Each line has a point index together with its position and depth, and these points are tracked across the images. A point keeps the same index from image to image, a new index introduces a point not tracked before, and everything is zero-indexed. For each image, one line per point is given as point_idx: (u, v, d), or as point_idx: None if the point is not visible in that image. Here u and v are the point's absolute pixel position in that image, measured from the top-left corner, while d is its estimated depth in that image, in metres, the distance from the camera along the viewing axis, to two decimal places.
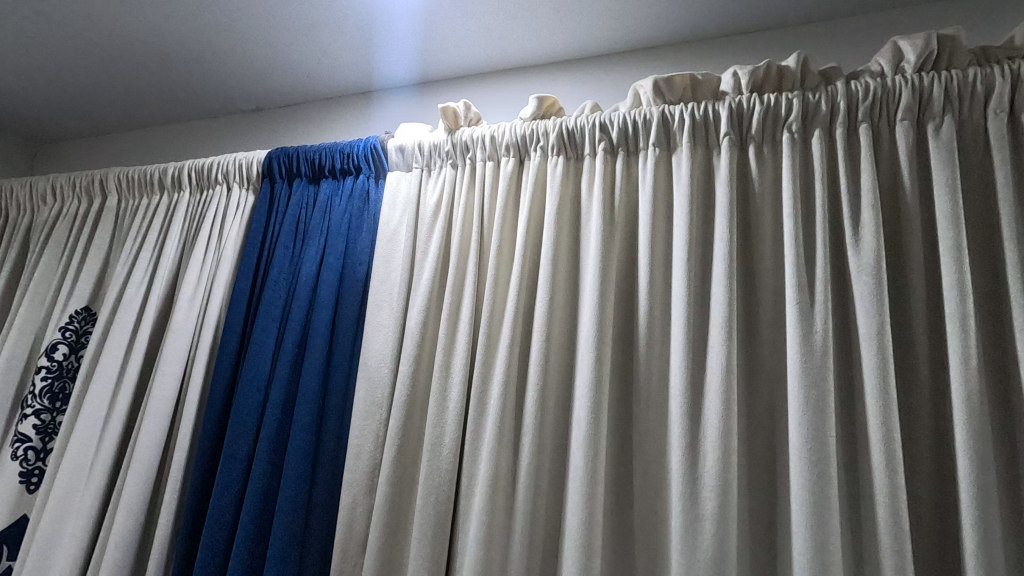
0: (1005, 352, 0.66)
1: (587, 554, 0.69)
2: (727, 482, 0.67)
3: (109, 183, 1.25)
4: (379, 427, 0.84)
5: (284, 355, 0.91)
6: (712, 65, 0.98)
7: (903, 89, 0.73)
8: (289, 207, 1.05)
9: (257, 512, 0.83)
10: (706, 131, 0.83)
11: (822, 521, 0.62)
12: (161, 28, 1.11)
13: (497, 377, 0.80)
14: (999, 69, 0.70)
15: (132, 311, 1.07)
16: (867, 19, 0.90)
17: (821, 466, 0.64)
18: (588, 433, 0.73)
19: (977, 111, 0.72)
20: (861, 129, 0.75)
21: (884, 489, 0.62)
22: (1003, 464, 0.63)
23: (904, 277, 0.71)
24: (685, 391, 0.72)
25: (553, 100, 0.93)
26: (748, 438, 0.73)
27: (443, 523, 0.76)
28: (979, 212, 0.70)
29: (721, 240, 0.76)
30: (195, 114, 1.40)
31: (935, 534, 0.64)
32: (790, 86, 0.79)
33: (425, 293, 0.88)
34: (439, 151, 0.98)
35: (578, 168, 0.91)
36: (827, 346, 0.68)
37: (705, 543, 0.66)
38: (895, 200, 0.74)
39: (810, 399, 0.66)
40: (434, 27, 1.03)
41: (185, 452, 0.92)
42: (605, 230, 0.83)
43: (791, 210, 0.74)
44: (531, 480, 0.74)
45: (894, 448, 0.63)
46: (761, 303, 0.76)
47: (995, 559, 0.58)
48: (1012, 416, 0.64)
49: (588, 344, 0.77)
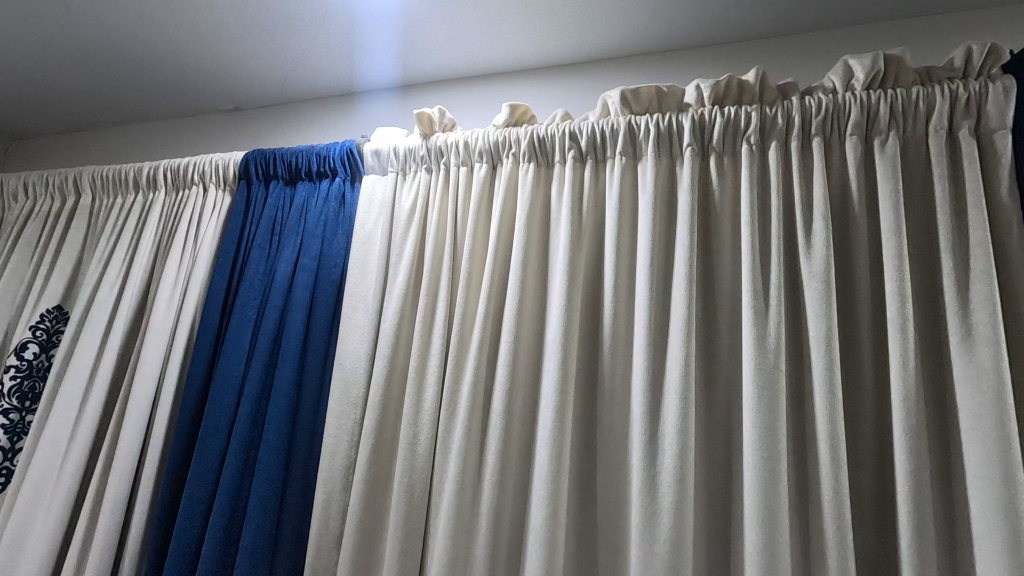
0: (941, 354, 0.70)
1: (553, 547, 0.72)
2: (684, 478, 0.70)
3: (83, 182, 1.24)
4: (353, 427, 0.86)
5: (258, 355, 0.92)
6: (680, 75, 1.01)
7: (852, 106, 0.77)
8: (266, 208, 1.06)
9: (230, 509, 0.84)
10: (670, 141, 0.86)
11: (771, 513, 0.66)
12: (138, 27, 1.12)
13: (469, 376, 0.82)
14: (940, 89, 0.74)
15: (105, 311, 1.07)
16: (823, 35, 0.95)
17: (771, 462, 0.68)
18: (553, 431, 0.76)
19: (920, 127, 0.76)
20: (814, 143, 0.79)
21: (829, 482, 0.65)
22: (938, 460, 0.67)
23: (851, 283, 0.76)
24: (647, 391, 0.75)
25: (525, 108, 0.96)
26: (707, 436, 0.76)
27: (414, 520, 0.78)
28: (920, 222, 0.75)
29: (682, 246, 0.80)
30: (170, 113, 1.39)
31: (876, 526, 0.68)
32: (749, 100, 0.83)
33: (401, 294, 0.91)
34: (415, 155, 1.00)
35: (549, 174, 0.94)
36: (779, 348, 0.72)
37: (662, 537, 0.69)
38: (844, 210, 0.78)
39: (762, 397, 0.70)
40: (411, 31, 1.05)
41: (159, 452, 0.93)
42: (573, 234, 0.86)
43: (748, 219, 0.78)
44: (498, 476, 0.77)
45: (839, 444, 0.67)
46: (720, 308, 0.80)
47: (927, 548, 0.62)
48: (946, 414, 0.68)
49: (554, 345, 0.80)
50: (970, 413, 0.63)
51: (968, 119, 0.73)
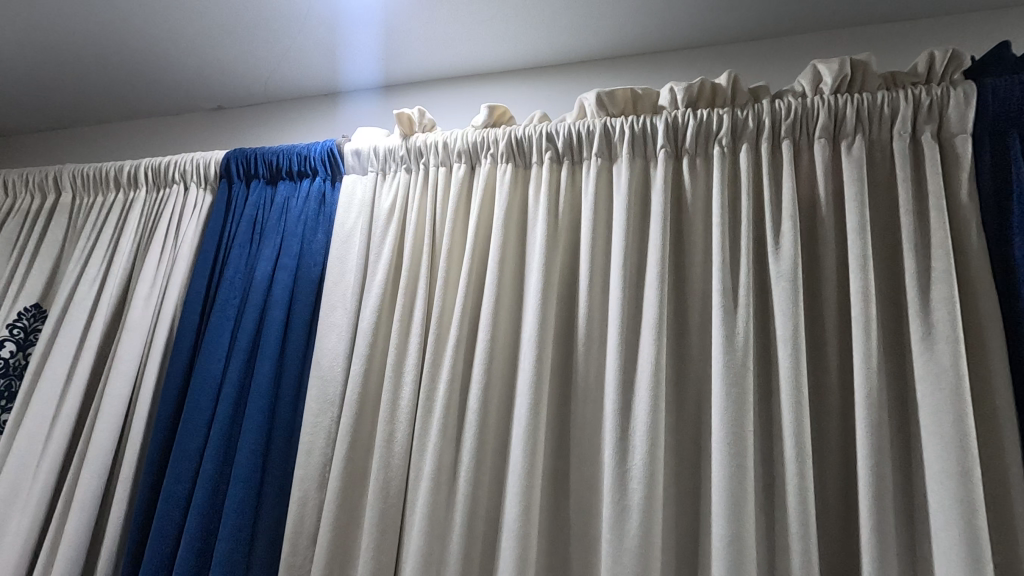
0: (904, 353, 0.72)
1: (525, 544, 0.73)
2: (653, 474, 0.71)
3: (64, 180, 1.24)
4: (331, 424, 0.87)
5: (238, 353, 0.93)
6: (657, 78, 1.02)
7: (821, 109, 0.79)
8: (247, 207, 1.07)
9: (206, 508, 0.85)
10: (644, 143, 0.88)
11: (738, 509, 0.67)
12: (119, 26, 1.12)
13: (445, 374, 0.83)
14: (904, 94, 0.76)
15: (84, 309, 1.07)
16: (796, 40, 0.96)
17: (738, 458, 0.69)
18: (527, 429, 0.77)
19: (885, 131, 0.78)
20: (784, 145, 0.81)
21: (795, 478, 0.67)
22: (900, 456, 0.69)
23: (818, 283, 0.77)
24: (618, 388, 0.77)
25: (504, 109, 0.97)
26: (677, 434, 0.77)
27: (389, 518, 0.79)
28: (884, 224, 0.77)
29: (655, 246, 0.81)
30: (152, 112, 1.39)
31: (840, 521, 0.70)
32: (721, 103, 0.84)
33: (379, 293, 0.91)
34: (394, 155, 1.01)
35: (527, 175, 0.95)
36: (747, 346, 0.73)
37: (632, 531, 0.70)
38: (812, 212, 0.80)
39: (731, 394, 0.71)
40: (392, 32, 1.06)
41: (137, 451, 0.93)
42: (549, 235, 0.87)
43: (719, 220, 0.79)
44: (473, 473, 0.78)
45: (804, 440, 0.68)
46: (691, 306, 0.81)
47: (887, 541, 0.63)
48: (907, 411, 0.70)
49: (529, 344, 0.81)
50: (929, 409, 0.65)
51: (930, 123, 0.75)
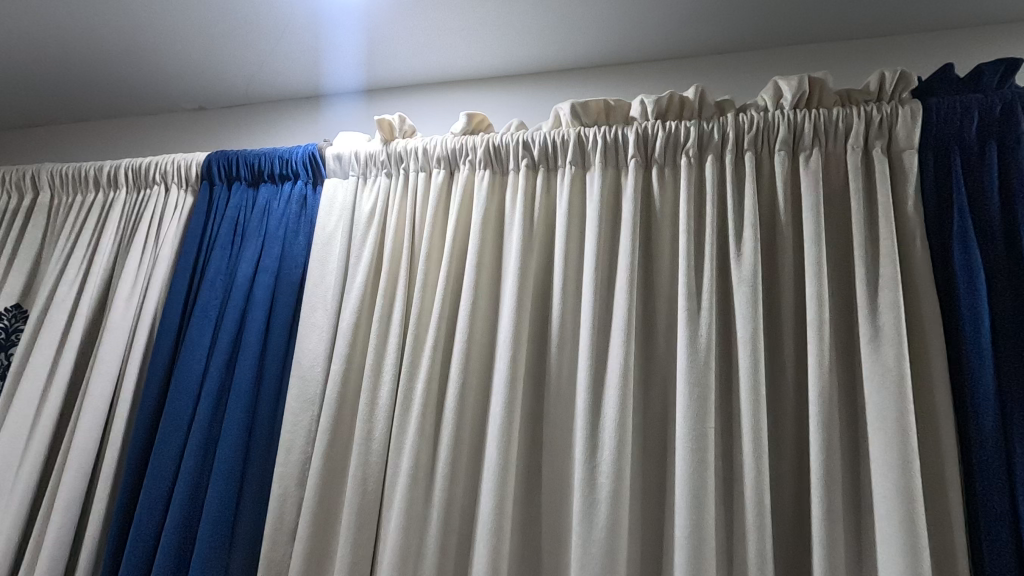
0: (853, 354, 0.77)
1: (498, 536, 0.76)
2: (621, 468, 0.75)
3: (42, 179, 1.24)
4: (311, 422, 0.89)
5: (219, 354, 0.95)
6: (628, 89, 1.06)
7: (781, 123, 0.84)
8: (228, 208, 1.08)
9: (187, 505, 0.86)
10: (616, 152, 0.91)
11: (699, 503, 0.71)
12: (100, 26, 1.12)
13: (423, 373, 0.86)
14: (857, 111, 0.81)
15: (64, 309, 1.07)
16: (759, 55, 1.01)
17: (700, 453, 0.73)
18: (502, 426, 0.80)
19: (840, 145, 0.83)
20: (746, 156, 0.85)
21: (751, 471, 0.71)
22: (849, 453, 0.73)
23: (776, 287, 0.82)
24: (589, 387, 0.80)
25: (483, 117, 1.00)
26: (643, 429, 0.81)
27: (367, 514, 0.81)
28: (838, 232, 0.82)
29: (625, 251, 0.85)
30: (132, 111, 1.39)
31: (794, 513, 0.74)
32: (689, 116, 0.89)
33: (358, 295, 0.94)
34: (375, 160, 1.03)
35: (503, 181, 0.98)
36: (709, 348, 0.77)
37: (600, 523, 0.73)
38: (772, 220, 0.84)
39: (693, 393, 0.75)
40: (373, 38, 1.08)
41: (117, 451, 0.94)
42: (525, 239, 0.91)
43: (685, 227, 0.83)
44: (450, 469, 0.81)
45: (761, 436, 0.72)
46: (658, 309, 0.85)
47: (835, 530, 0.68)
48: (856, 409, 0.75)
49: (504, 346, 0.84)
50: (875, 407, 0.69)
51: (881, 139, 0.80)
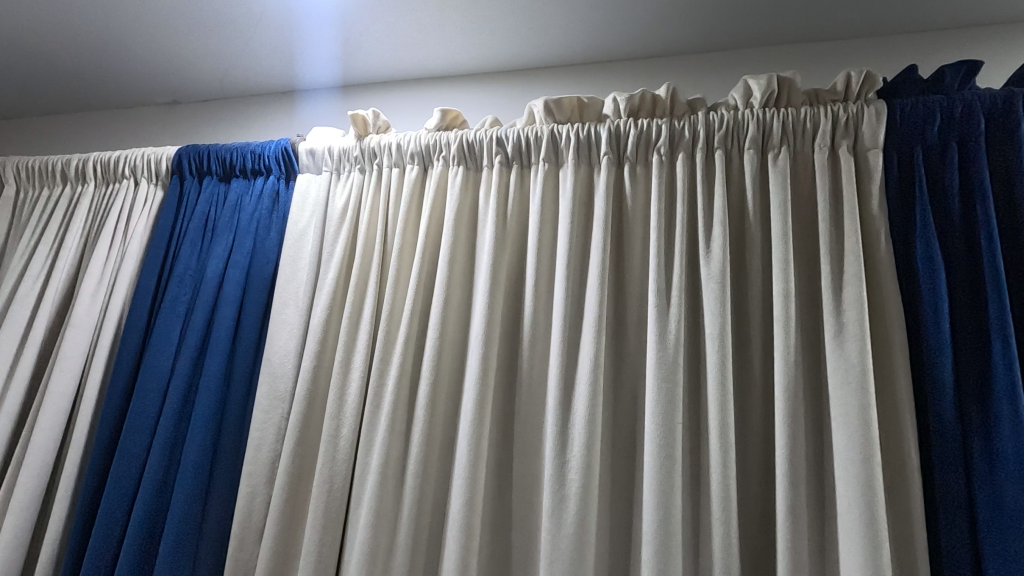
0: (818, 351, 0.78)
1: (468, 533, 0.76)
2: (590, 465, 0.75)
3: (7, 172, 1.20)
4: (281, 420, 0.88)
5: (187, 351, 0.93)
6: (602, 87, 1.07)
7: (751, 122, 0.84)
8: (198, 204, 1.06)
9: (152, 505, 0.85)
10: (589, 150, 0.91)
11: (666, 499, 0.71)
12: (68, 18, 1.10)
13: (394, 370, 0.85)
14: (824, 111, 0.82)
15: (27, 305, 1.05)
16: (730, 56, 1.02)
17: (668, 450, 0.73)
18: (473, 422, 0.80)
19: (808, 144, 0.84)
20: (717, 154, 0.86)
21: (718, 467, 0.71)
22: (813, 450, 0.74)
23: (745, 284, 0.82)
24: (559, 384, 0.80)
25: (457, 113, 0.99)
26: (613, 425, 0.81)
27: (335, 513, 0.80)
28: (805, 231, 0.83)
29: (597, 248, 0.85)
30: (102, 105, 1.36)
31: (760, 508, 0.75)
32: (661, 113, 0.89)
33: (329, 291, 0.93)
34: (349, 155, 1.02)
35: (477, 178, 0.97)
36: (678, 344, 0.77)
37: (569, 519, 0.73)
38: (741, 218, 0.85)
39: (661, 391, 0.75)
40: (347, 33, 1.07)
41: (80, 451, 0.92)
42: (498, 235, 0.90)
43: (656, 225, 0.83)
44: (420, 465, 0.80)
45: (728, 429, 0.73)
46: (629, 306, 0.86)
47: (799, 523, 0.68)
48: (820, 405, 0.75)
49: (475, 343, 0.84)
50: (838, 403, 0.70)
51: (847, 138, 0.81)
